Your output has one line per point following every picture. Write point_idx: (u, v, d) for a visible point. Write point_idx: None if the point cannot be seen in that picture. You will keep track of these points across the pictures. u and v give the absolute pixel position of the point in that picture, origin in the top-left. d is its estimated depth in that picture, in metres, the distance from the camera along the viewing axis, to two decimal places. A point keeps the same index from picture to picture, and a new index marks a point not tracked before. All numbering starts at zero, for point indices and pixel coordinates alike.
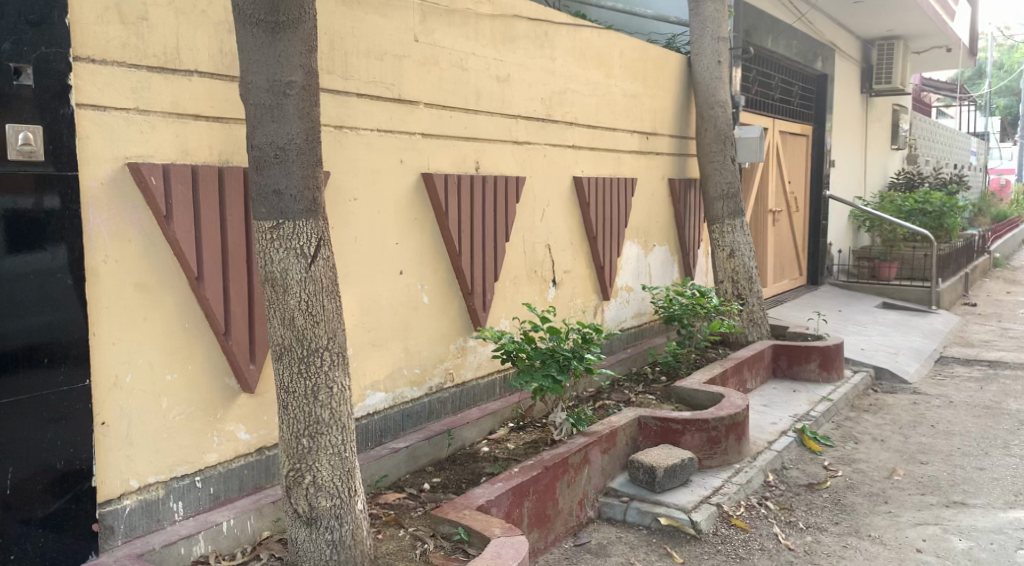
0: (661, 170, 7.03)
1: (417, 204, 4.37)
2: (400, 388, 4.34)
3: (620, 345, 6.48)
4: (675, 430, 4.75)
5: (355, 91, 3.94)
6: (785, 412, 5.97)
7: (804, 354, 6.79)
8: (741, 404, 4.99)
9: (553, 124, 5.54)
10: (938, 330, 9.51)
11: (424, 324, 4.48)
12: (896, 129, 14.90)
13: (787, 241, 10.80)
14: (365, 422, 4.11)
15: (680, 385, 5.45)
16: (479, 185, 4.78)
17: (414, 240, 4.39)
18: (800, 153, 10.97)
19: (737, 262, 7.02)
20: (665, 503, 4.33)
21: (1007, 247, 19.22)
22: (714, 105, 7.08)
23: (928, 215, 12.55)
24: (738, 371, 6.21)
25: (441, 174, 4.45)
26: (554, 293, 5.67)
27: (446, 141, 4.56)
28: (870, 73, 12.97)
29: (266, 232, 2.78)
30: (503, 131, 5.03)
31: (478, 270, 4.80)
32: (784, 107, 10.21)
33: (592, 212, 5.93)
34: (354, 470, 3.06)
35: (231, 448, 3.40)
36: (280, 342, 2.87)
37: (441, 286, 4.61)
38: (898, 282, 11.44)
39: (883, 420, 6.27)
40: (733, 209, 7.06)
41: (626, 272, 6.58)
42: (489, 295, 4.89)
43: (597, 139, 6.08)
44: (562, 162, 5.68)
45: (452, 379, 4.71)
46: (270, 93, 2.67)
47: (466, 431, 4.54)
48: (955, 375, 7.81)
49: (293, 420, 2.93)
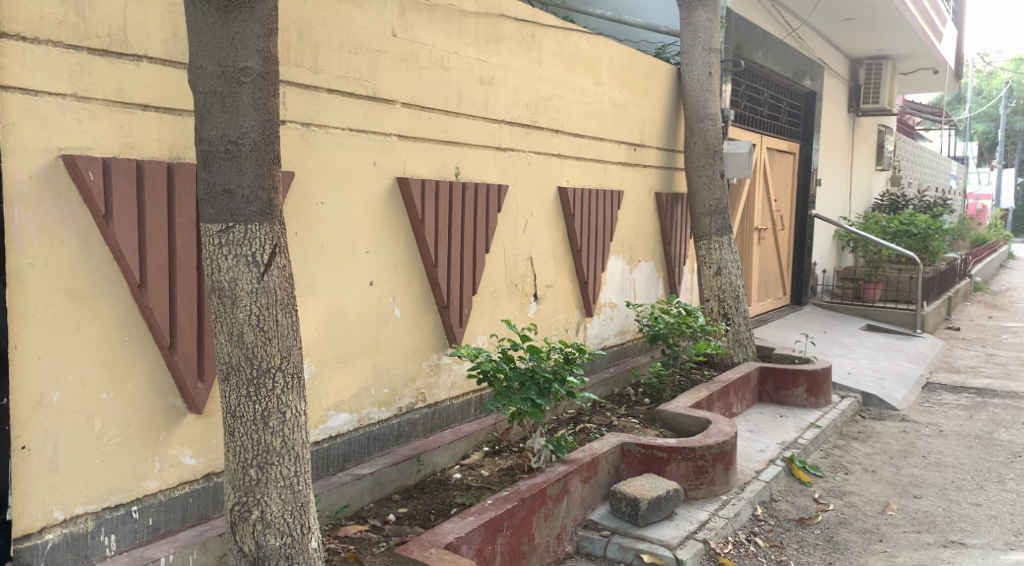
0: (648, 183, 6.78)
1: (390, 210, 4.07)
2: (367, 408, 4.02)
3: (601, 364, 6.20)
4: (660, 459, 4.46)
5: (325, 86, 3.64)
6: (772, 440, 5.70)
7: (792, 378, 6.54)
8: (729, 432, 4.72)
9: (538, 130, 5.26)
10: (924, 355, 9.32)
11: (394, 340, 4.17)
12: (881, 150, 14.80)
13: (773, 259, 10.59)
14: (327, 445, 3.79)
15: (665, 409, 5.17)
16: (458, 193, 4.48)
17: (387, 249, 4.08)
18: (787, 170, 10.78)
19: (724, 280, 6.79)
20: (648, 539, 4.04)
21: (987, 271, 19.21)
22: (704, 118, 6.85)
23: (912, 237, 12.42)
24: (724, 394, 5.95)
25: (418, 179, 4.15)
26: (535, 309, 5.38)
27: (424, 144, 4.27)
28: (858, 92, 12.84)
29: (214, 236, 2.47)
30: (486, 136, 4.75)
31: (455, 282, 4.49)
32: (772, 124, 10.02)
33: (576, 224, 5.65)
34: (308, 504, 2.75)
35: (175, 475, 3.05)
36: (226, 361, 2.56)
37: (415, 299, 4.30)
38: (882, 303, 11.28)
39: (873, 449, 6.02)
40: (721, 226, 6.82)
41: (610, 288, 6.31)
42: (466, 310, 4.59)
43: (583, 148, 5.81)
44: (547, 171, 5.40)
45: (424, 399, 4.40)
46: (222, 80, 2.37)
47: (436, 455, 4.23)
48: (943, 402, 7.60)
49: (241, 449, 2.61)
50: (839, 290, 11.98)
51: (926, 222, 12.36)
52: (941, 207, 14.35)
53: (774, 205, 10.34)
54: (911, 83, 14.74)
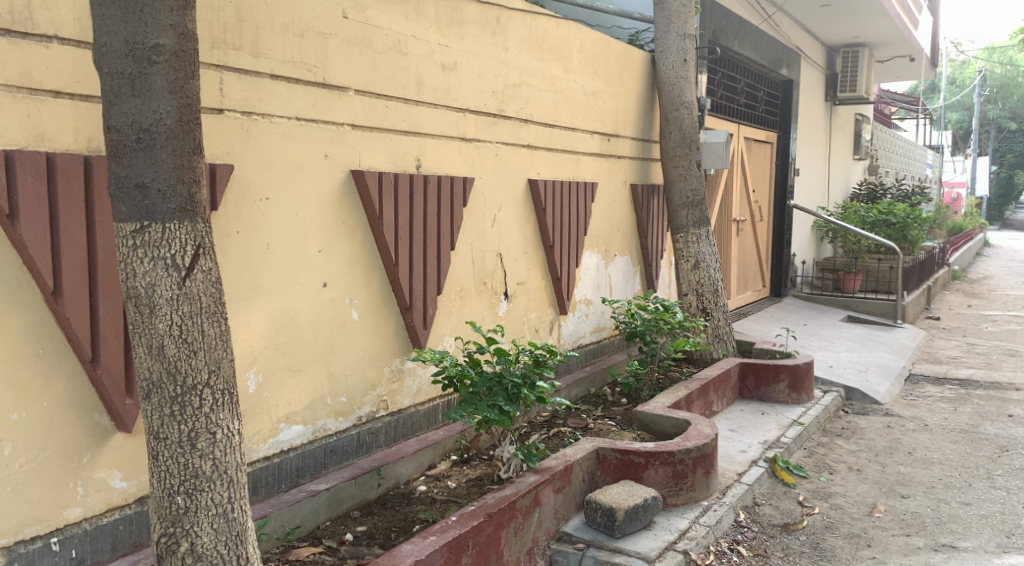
0: (624, 174, 6.53)
1: (344, 205, 3.79)
2: (322, 419, 3.74)
3: (577, 363, 5.96)
4: (637, 465, 4.23)
5: (268, 71, 3.36)
6: (754, 439, 5.49)
7: (773, 373, 6.34)
8: (710, 434, 4.49)
9: (506, 120, 5.00)
10: (906, 346, 9.18)
11: (352, 344, 3.90)
12: (859, 139, 14.67)
13: (752, 251, 10.40)
14: (278, 460, 3.52)
15: (642, 411, 4.93)
16: (420, 186, 4.21)
17: (342, 247, 3.80)
18: (765, 161, 10.59)
19: (702, 273, 6.56)
20: (625, 552, 3.81)
21: (964, 260, 19.17)
22: (680, 106, 6.61)
23: (890, 227, 12.29)
24: (704, 393, 5.73)
25: (374, 172, 3.88)
26: (505, 307, 5.11)
27: (381, 134, 3.99)
28: (835, 81, 12.68)
29: (127, 237, 2.19)
30: (449, 126, 4.47)
31: (419, 282, 4.22)
32: (749, 113, 9.81)
33: (548, 218, 5.39)
34: (245, 532, 2.48)
35: (102, 500, 2.76)
36: (146, 378, 2.28)
37: (374, 301, 4.02)
38: (862, 294, 11.13)
39: (857, 446, 5.83)
40: (698, 218, 6.60)
41: (584, 284, 6.06)
42: (431, 311, 4.32)
43: (554, 139, 5.55)
44: (516, 163, 5.14)
45: (386, 407, 4.13)
46: (130, 59, 2.09)
47: (400, 467, 3.97)
48: (927, 395, 7.44)
49: (166, 474, 2.34)
50: (819, 281, 11.83)
51: (904, 211, 12.24)
52: (919, 196, 14.25)
53: (752, 196, 10.15)
54: (888, 71, 14.60)
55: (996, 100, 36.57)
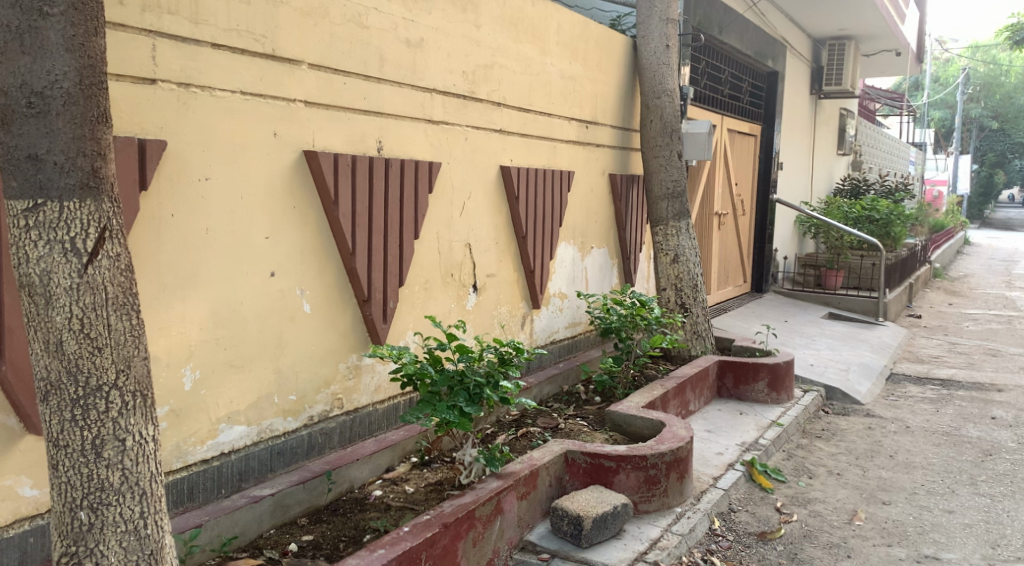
0: (602, 164, 6.29)
1: (295, 189, 3.53)
2: (268, 419, 3.49)
3: (549, 360, 5.72)
4: (607, 469, 3.99)
5: (208, 39, 3.09)
6: (731, 441, 5.27)
7: (752, 372, 6.13)
8: (685, 437, 4.26)
9: (477, 102, 4.73)
10: (887, 344, 9.01)
11: (304, 338, 3.63)
12: (843, 134, 14.50)
13: (733, 246, 10.21)
14: (218, 463, 3.26)
15: (616, 411, 4.70)
16: (381, 170, 3.94)
17: (293, 234, 3.54)
18: (748, 154, 10.39)
19: (681, 268, 6.34)
20: (591, 563, 3.58)
21: (945, 258, 19.07)
22: (661, 94, 6.36)
23: (873, 223, 12.14)
24: (681, 392, 5.51)
25: (329, 154, 3.61)
26: (473, 300, 4.86)
27: (338, 113, 3.72)
28: (820, 74, 12.48)
29: (18, 217, 1.91)
30: (415, 106, 4.21)
31: (379, 273, 3.96)
32: (733, 104, 9.59)
33: (521, 207, 5.14)
34: (160, 551, 2.21)
35: (9, 509, 2.52)
36: (43, 378, 2.01)
37: (329, 292, 3.76)
38: (844, 291, 10.97)
39: (838, 448, 5.64)
40: (679, 210, 6.37)
41: (559, 277, 5.81)
42: (393, 304, 4.06)
43: (529, 124, 5.29)
44: (488, 148, 4.88)
45: (341, 406, 3.88)
46: (18, 10, 1.83)
47: (353, 470, 3.72)
48: (908, 395, 7.26)
49: (67, 487, 2.06)
50: (800, 276, 11.66)
51: (887, 208, 12.09)
52: (902, 192, 14.11)
53: (735, 189, 9.95)
54: (874, 65, 14.42)
55: (979, 99, 36.65)
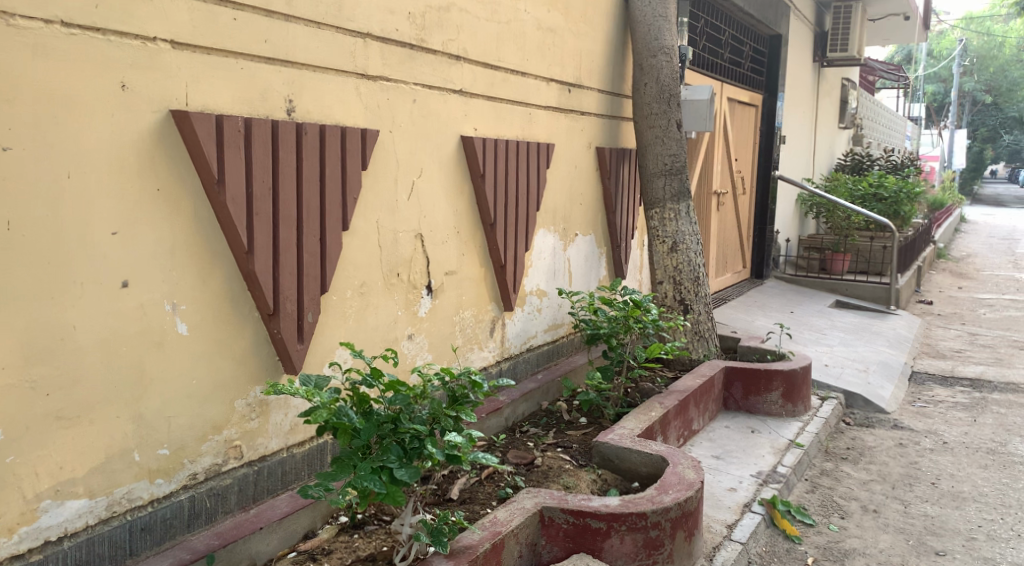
0: (588, 135, 5.29)
1: (159, 165, 2.54)
2: (126, 485, 2.51)
3: (525, 371, 4.77)
4: (594, 531, 3.06)
5: None
6: (745, 471, 4.35)
7: (764, 381, 5.21)
8: (695, 482, 3.33)
9: (429, 54, 3.73)
10: (905, 337, 8.11)
11: (179, 368, 2.65)
12: (845, 106, 13.55)
13: (732, 228, 9.27)
14: (40, 557, 2.28)
15: (605, 444, 3.76)
16: (292, 139, 2.95)
17: (157, 228, 2.55)
18: (749, 126, 9.42)
19: (680, 257, 5.39)
20: None
21: (944, 237, 18.25)
22: (657, 52, 5.37)
23: (880, 201, 11.22)
24: (683, 410, 4.57)
25: (209, 116, 2.62)
26: (428, 305, 3.88)
27: (224, 59, 2.72)
28: (824, 40, 11.50)
29: None
30: (341, 56, 3.20)
31: (292, 278, 2.98)
32: (733, 70, 8.59)
33: (487, 187, 4.15)
34: None
35: None
36: None
37: (218, 305, 2.78)
38: (851, 276, 10.08)
39: (869, 474, 4.73)
40: (677, 189, 5.41)
41: (537, 272, 4.83)
42: (312, 318, 3.08)
43: (498, 85, 4.29)
44: (444, 113, 3.88)
45: (240, 456, 2.91)
46: None
47: (253, 544, 2.77)
48: (937, 400, 6.34)
49: None
50: (803, 260, 10.75)
51: (896, 184, 11.16)
52: (908, 168, 13.22)
53: (735, 165, 8.99)
54: (880, 31, 13.43)
55: (973, 72, 35.79)
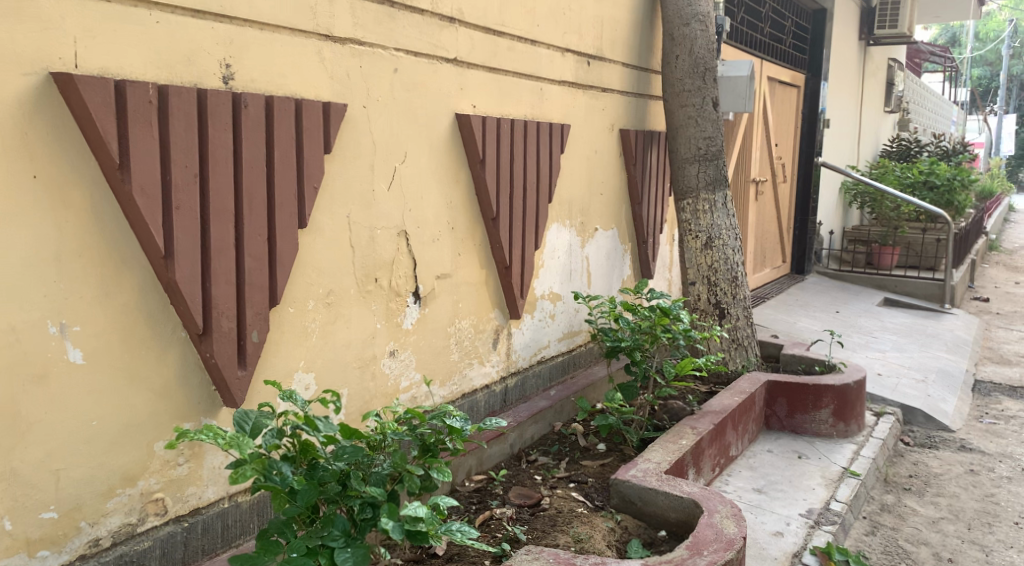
0: (611, 115, 4.62)
1: (36, 146, 1.95)
2: None
3: (535, 387, 4.14)
4: None
5: None
6: (792, 510, 3.69)
7: (812, 398, 4.53)
8: (737, 540, 2.68)
9: (414, 14, 3.09)
10: (964, 340, 7.34)
11: (71, 406, 2.07)
12: (891, 89, 12.69)
13: (772, 220, 8.55)
14: None
15: (626, 483, 3.13)
16: (226, 112, 2.34)
17: (35, 227, 1.97)
18: (789, 108, 8.65)
19: (716, 255, 4.71)
20: None
21: (994, 228, 17.22)
22: (690, 19, 4.67)
23: (932, 190, 10.39)
24: (718, 436, 3.91)
25: (106, 82, 2.02)
26: (415, 314, 3.26)
27: (131, 8, 2.11)
28: (871, 16, 10.65)
29: None
30: (297, 12, 2.58)
31: (229, 289, 2.38)
32: (774, 46, 7.83)
33: (488, 175, 3.52)
34: None
35: None
36: None
37: (129, 324, 2.19)
38: (900, 272, 9.31)
39: (940, 511, 4.03)
40: (712, 177, 4.73)
41: (549, 273, 4.20)
42: (259, 338, 2.49)
43: (503, 54, 3.65)
44: (434, 86, 3.25)
45: (164, 512, 2.32)
46: None
47: None
48: (1008, 416, 5.60)
49: None
50: (848, 254, 9.99)
51: (949, 172, 10.32)
52: (960, 155, 12.32)
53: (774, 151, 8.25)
54: (932, 8, 12.52)
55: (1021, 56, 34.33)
